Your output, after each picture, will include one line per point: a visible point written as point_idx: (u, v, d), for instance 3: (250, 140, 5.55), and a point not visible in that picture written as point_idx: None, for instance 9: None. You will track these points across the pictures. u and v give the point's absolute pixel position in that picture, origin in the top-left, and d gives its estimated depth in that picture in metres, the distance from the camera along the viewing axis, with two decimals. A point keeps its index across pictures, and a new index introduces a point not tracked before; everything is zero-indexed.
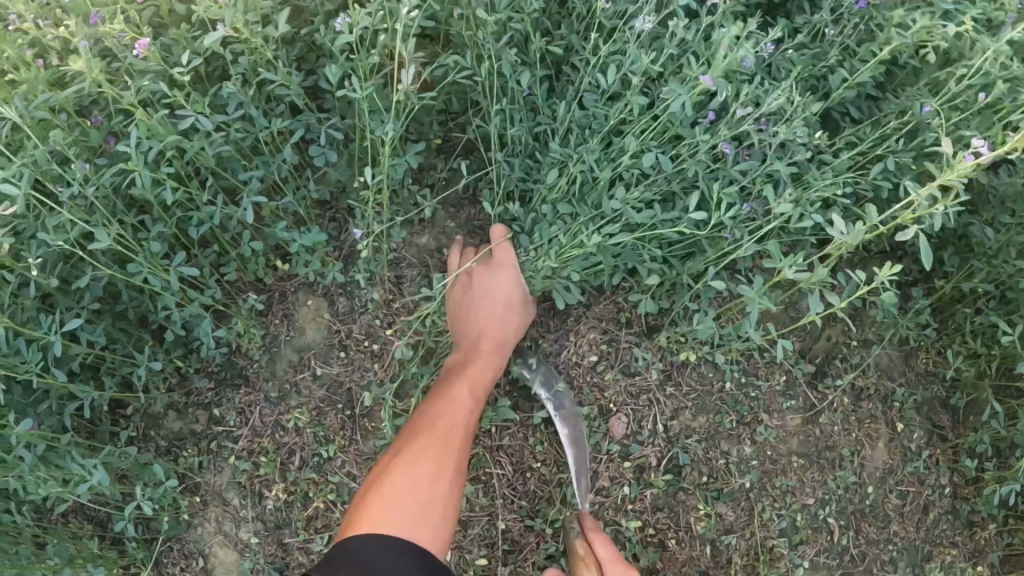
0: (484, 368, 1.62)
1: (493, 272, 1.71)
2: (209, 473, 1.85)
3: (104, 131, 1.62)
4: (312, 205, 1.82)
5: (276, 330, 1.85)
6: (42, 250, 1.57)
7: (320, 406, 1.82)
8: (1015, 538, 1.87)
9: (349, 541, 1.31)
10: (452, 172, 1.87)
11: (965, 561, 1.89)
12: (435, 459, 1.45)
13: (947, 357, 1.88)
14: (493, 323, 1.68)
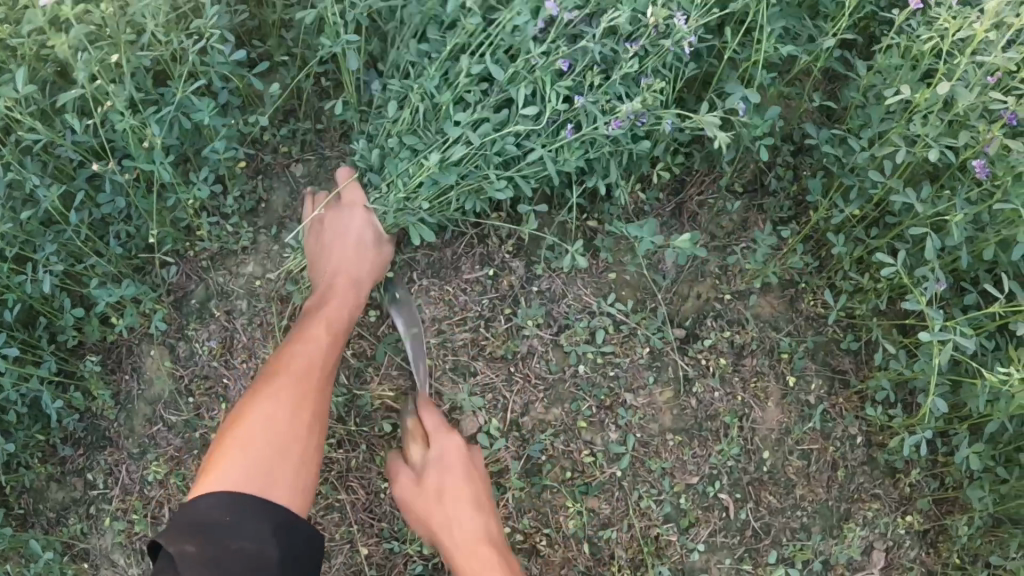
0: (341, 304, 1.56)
1: (346, 212, 1.64)
2: (93, 537, 1.84)
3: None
4: (129, 256, 1.75)
5: (126, 386, 1.82)
6: None
7: (178, 455, 1.79)
8: (944, 480, 1.71)
9: (194, 501, 1.27)
10: (270, 193, 1.81)
11: (890, 512, 1.73)
12: (283, 398, 1.42)
13: (830, 298, 1.70)
14: (349, 265, 1.61)
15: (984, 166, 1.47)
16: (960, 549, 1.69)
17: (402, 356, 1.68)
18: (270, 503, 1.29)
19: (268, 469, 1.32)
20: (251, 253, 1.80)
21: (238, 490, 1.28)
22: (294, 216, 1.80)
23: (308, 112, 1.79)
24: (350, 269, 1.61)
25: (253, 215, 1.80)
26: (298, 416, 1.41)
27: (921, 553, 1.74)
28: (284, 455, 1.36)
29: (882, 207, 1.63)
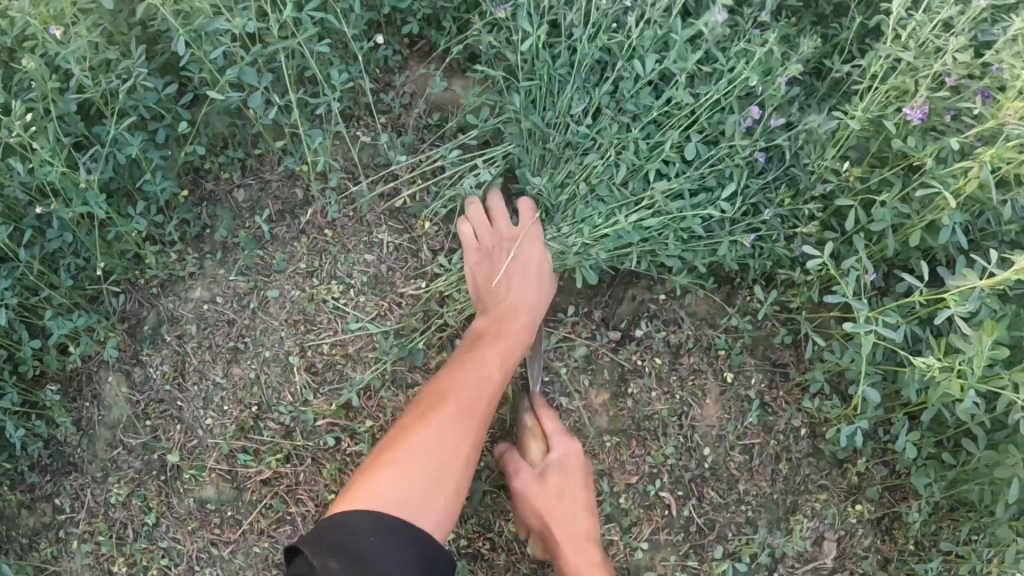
0: (517, 338, 1.61)
1: (528, 244, 1.67)
2: (63, 560, 1.91)
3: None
4: (81, 289, 1.81)
5: (88, 413, 1.89)
6: None
7: (138, 476, 1.84)
8: (891, 469, 1.70)
9: (343, 520, 1.30)
10: (214, 220, 1.86)
11: (840, 503, 1.72)
12: (452, 432, 1.45)
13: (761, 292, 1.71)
14: (526, 293, 1.65)
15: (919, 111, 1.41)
16: (915, 536, 1.68)
17: (346, 371, 1.74)
18: (416, 527, 1.33)
19: (415, 496, 1.36)
20: (198, 275, 1.85)
21: (379, 518, 1.30)
22: (237, 240, 1.85)
23: (243, 139, 1.83)
24: (526, 299, 1.65)
25: (198, 242, 1.86)
26: (466, 439, 1.46)
27: (877, 542, 1.73)
28: (441, 487, 1.39)
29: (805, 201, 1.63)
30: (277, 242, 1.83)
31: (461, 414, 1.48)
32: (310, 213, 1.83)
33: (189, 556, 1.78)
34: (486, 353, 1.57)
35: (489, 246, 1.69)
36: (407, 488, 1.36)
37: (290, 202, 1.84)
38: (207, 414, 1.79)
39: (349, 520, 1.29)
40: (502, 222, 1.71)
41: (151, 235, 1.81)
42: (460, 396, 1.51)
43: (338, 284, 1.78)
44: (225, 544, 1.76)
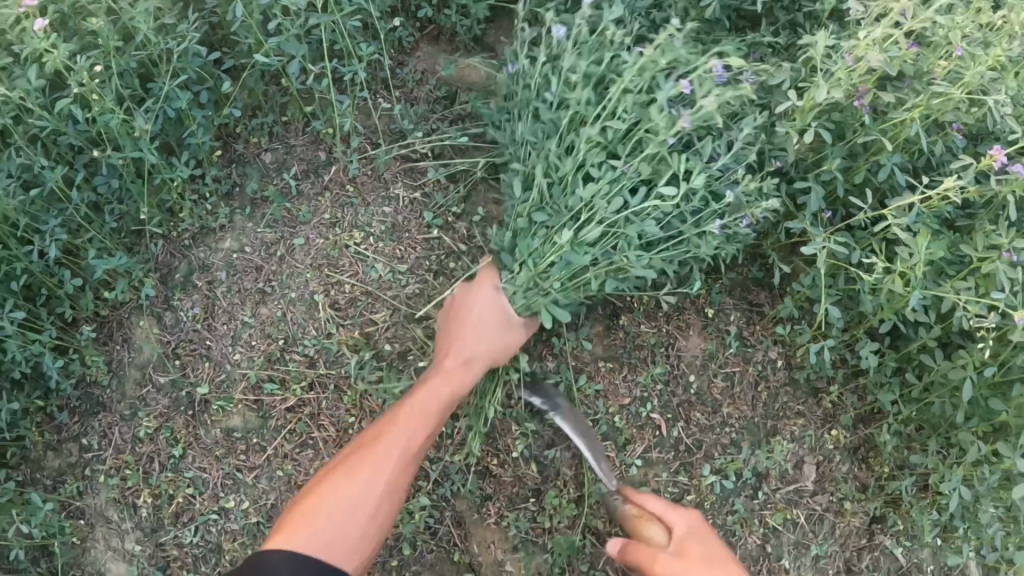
0: (453, 387, 1.64)
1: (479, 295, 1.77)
2: (89, 497, 2.02)
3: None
4: (119, 236, 1.97)
5: (118, 355, 2.02)
6: None
7: (166, 412, 1.98)
8: (862, 397, 1.88)
9: (263, 561, 1.33)
10: (243, 178, 2.04)
11: (817, 429, 1.90)
12: (373, 474, 1.48)
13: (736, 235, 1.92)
14: (475, 341, 1.72)
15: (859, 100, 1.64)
16: (888, 458, 1.85)
17: (365, 308, 1.91)
18: (325, 562, 1.35)
19: (327, 533, 1.38)
20: (229, 226, 2.02)
21: (294, 556, 1.32)
22: (265, 196, 2.02)
23: (272, 106, 2.04)
24: (472, 347, 1.71)
25: (229, 197, 2.04)
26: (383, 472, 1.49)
27: (853, 468, 1.90)
28: (353, 528, 1.41)
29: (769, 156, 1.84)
30: (302, 195, 2.01)
31: (386, 460, 1.51)
32: (333, 170, 2.01)
33: (215, 483, 1.91)
34: (424, 399, 1.61)
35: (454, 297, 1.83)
36: (334, 528, 1.39)
37: (313, 162, 2.03)
38: (236, 350, 1.95)
39: (270, 557, 1.32)
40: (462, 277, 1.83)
41: (187, 188, 1.98)
42: (392, 442, 1.54)
43: (359, 232, 1.96)
44: (251, 470, 1.90)
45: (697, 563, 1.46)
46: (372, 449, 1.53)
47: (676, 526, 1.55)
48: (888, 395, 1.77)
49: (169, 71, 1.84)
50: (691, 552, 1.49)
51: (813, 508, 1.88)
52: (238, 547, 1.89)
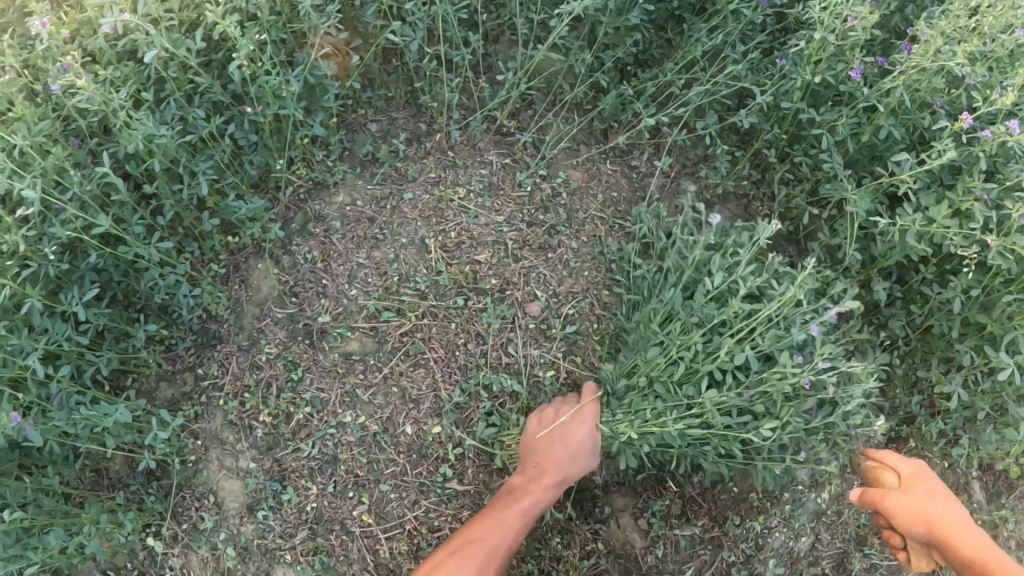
0: (536, 502, 1.93)
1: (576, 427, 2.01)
2: (205, 420, 2.21)
3: (83, 148, 1.96)
4: (248, 186, 2.23)
5: (236, 293, 2.25)
6: (56, 245, 1.92)
7: (286, 341, 2.22)
8: (877, 330, 2.31)
9: None
10: (354, 142, 2.33)
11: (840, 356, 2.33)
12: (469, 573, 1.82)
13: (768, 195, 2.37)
14: (562, 464, 1.97)
15: (858, 73, 2.04)
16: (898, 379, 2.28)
17: (467, 251, 2.26)
18: None
19: None
20: (342, 182, 2.31)
21: None
22: (374, 158, 2.33)
23: (382, 80, 2.34)
24: (560, 466, 1.97)
25: (342, 157, 2.32)
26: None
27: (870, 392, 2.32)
28: None
29: (798, 132, 2.27)
30: (407, 158, 2.33)
31: (482, 561, 1.84)
32: (435, 139, 2.35)
33: (334, 401, 2.18)
34: (516, 512, 1.91)
35: (546, 412, 2.07)
36: None
37: (417, 131, 2.36)
38: (352, 286, 2.24)
39: None
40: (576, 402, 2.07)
41: (309, 147, 2.26)
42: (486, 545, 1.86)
43: (461, 189, 2.31)
44: (367, 388, 2.19)
45: (917, 495, 1.84)
46: (473, 546, 1.86)
47: (904, 469, 1.91)
48: (901, 322, 2.21)
49: (312, 45, 2.10)
50: (915, 487, 1.86)
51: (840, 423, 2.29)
52: (355, 456, 2.15)
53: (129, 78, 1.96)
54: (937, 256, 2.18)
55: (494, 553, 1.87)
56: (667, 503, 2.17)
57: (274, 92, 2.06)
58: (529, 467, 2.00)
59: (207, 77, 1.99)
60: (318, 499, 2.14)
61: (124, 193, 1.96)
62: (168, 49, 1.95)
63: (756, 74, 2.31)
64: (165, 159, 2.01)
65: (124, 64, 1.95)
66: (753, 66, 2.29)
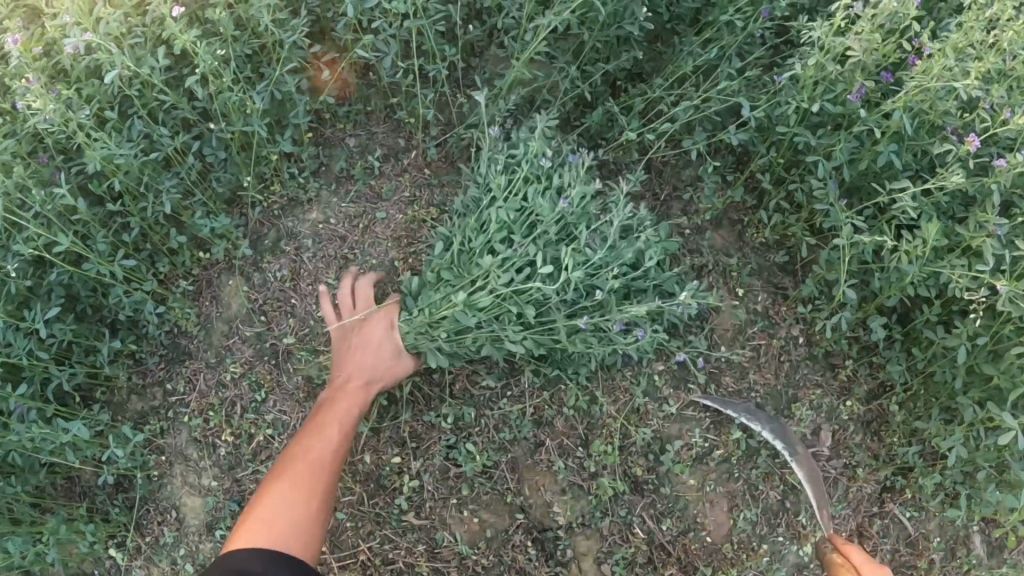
0: (350, 405, 1.91)
1: (373, 328, 2.00)
2: (170, 436, 2.20)
3: (49, 165, 2.00)
4: (219, 202, 2.20)
5: (206, 309, 2.23)
6: (20, 262, 1.95)
7: (251, 360, 2.20)
8: (877, 372, 2.13)
9: (225, 558, 1.56)
10: (328, 157, 2.27)
11: (836, 399, 2.14)
12: (296, 485, 1.74)
13: (765, 222, 2.16)
14: (364, 365, 1.97)
15: (858, 95, 1.85)
16: (895, 427, 2.10)
17: None
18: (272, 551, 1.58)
19: (276, 539, 1.63)
20: (314, 197, 2.25)
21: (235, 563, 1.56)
22: (349, 174, 2.26)
23: (359, 95, 2.28)
24: (364, 365, 1.96)
25: (316, 173, 2.27)
26: (308, 491, 1.74)
27: (866, 439, 2.14)
28: (300, 540, 1.66)
29: (796, 155, 2.06)
30: (381, 175, 2.26)
31: (308, 468, 1.78)
32: (412, 156, 2.27)
33: (295, 424, 2.16)
34: (331, 419, 1.88)
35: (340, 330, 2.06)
36: (288, 517, 1.67)
37: (395, 147, 2.28)
38: (320, 308, 2.20)
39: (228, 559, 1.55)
40: (364, 306, 2.08)
41: (281, 163, 2.21)
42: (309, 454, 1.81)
43: (435, 209, 2.23)
44: (328, 412, 2.16)
45: None
46: (293, 460, 1.80)
47: None
48: (898, 366, 2.03)
49: (278, 60, 2.05)
50: None
51: (829, 470, 2.13)
52: None
53: (93, 98, 1.96)
54: (942, 296, 1.98)
55: (320, 458, 1.81)
56: (632, 550, 2.05)
57: (239, 110, 2.02)
58: (335, 381, 1.98)
59: (171, 95, 1.97)
60: None
61: (84, 211, 1.97)
62: (130, 69, 1.94)
63: (751, 89, 2.09)
64: (128, 176, 1.99)
65: (88, 82, 1.95)
66: (749, 81, 2.08)
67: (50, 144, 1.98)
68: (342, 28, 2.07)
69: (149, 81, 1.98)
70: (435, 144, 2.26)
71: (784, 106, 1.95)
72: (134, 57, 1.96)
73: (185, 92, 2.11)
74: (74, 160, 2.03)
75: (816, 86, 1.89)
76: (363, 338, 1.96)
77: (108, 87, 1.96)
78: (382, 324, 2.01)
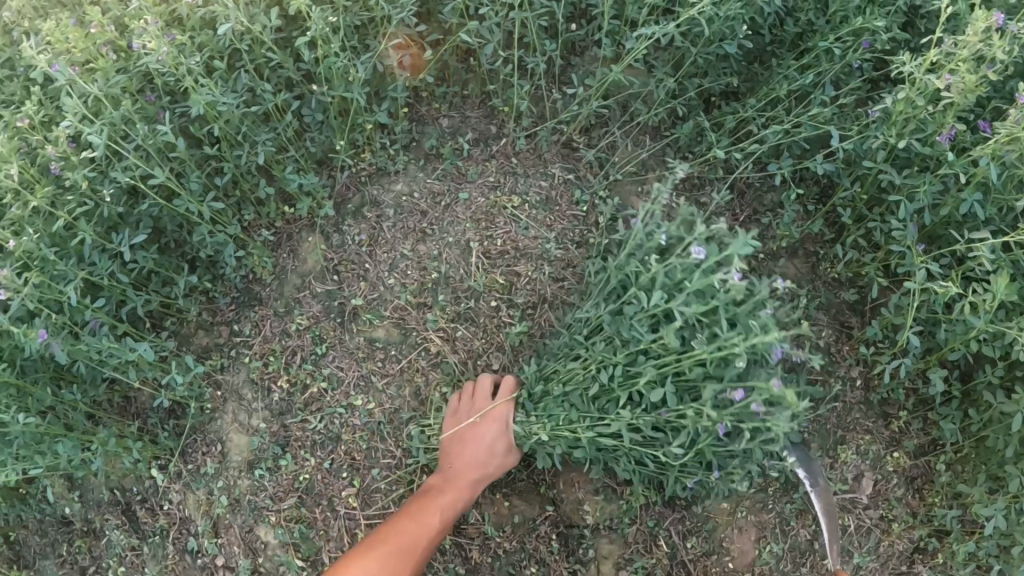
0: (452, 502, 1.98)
1: (490, 423, 2.03)
2: (229, 374, 2.29)
3: (155, 105, 2.12)
4: (310, 162, 2.29)
5: (283, 260, 2.32)
6: (115, 188, 2.06)
7: (318, 315, 2.28)
8: (929, 429, 2.12)
9: None
10: (420, 135, 2.35)
11: (882, 449, 2.14)
12: (385, 563, 1.84)
13: (841, 259, 2.18)
14: (475, 464, 2.01)
15: (948, 137, 1.85)
16: (938, 488, 2.08)
17: (511, 263, 2.25)
18: None
19: None
20: (403, 170, 2.33)
21: None
22: (438, 153, 2.34)
23: (459, 80, 2.36)
24: (475, 464, 2.01)
25: (407, 149, 2.35)
26: (391, 571, 1.84)
27: (907, 495, 2.13)
28: None
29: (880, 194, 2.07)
30: (468, 159, 2.34)
31: (399, 551, 1.87)
32: (501, 144, 2.34)
33: (349, 381, 2.23)
34: (432, 508, 1.96)
35: (457, 409, 2.10)
36: None
37: (485, 133, 2.36)
38: (391, 275, 2.27)
39: None
40: (481, 392, 2.09)
41: (374, 133, 2.30)
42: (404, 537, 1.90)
43: (517, 198, 2.29)
44: (382, 376, 2.22)
45: None
46: (389, 540, 1.89)
47: None
48: (952, 426, 2.02)
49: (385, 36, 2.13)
50: None
51: (864, 519, 2.12)
52: (356, 439, 2.20)
53: (206, 46, 2.06)
54: (1007, 360, 1.96)
55: (411, 547, 1.89)
56: (653, 561, 2.08)
57: (340, 78, 2.10)
58: (445, 467, 2.04)
59: (278, 54, 2.07)
60: (313, 472, 2.20)
61: (184, 151, 2.07)
62: (245, 23, 2.03)
63: (842, 121, 2.09)
64: (228, 125, 2.09)
65: (203, 31, 2.06)
66: (841, 114, 2.09)
67: (160, 84, 2.09)
68: (448, 12, 2.15)
69: (261, 38, 2.07)
70: (525, 137, 2.32)
71: (873, 146, 1.96)
72: (250, 12, 2.06)
73: (293, 53, 2.21)
74: (179, 103, 2.15)
75: (907, 133, 1.89)
76: (478, 436, 2.00)
77: (222, 37, 2.06)
78: (498, 423, 2.02)
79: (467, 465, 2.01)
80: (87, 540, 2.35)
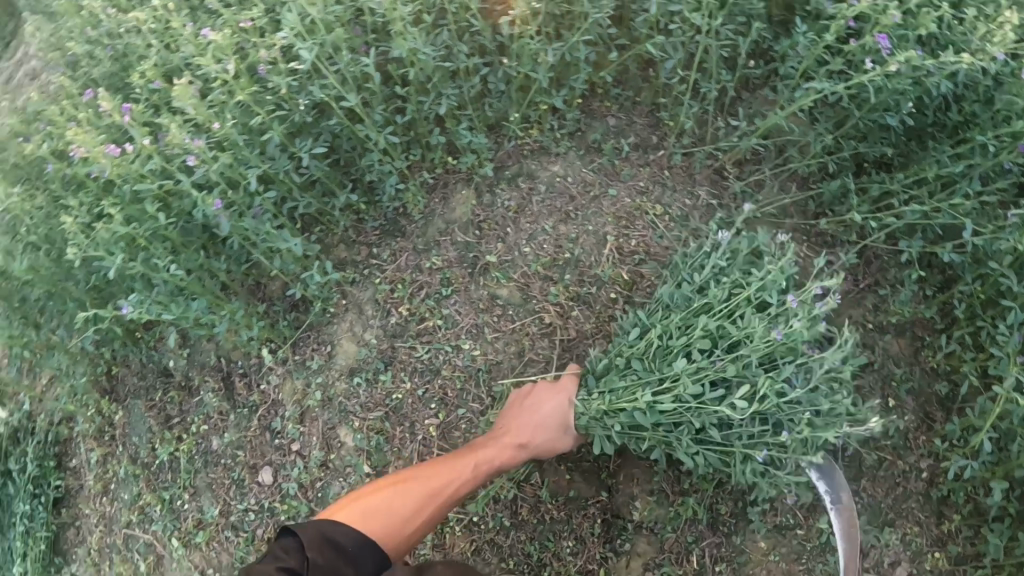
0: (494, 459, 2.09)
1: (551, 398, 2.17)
2: (356, 288, 2.51)
3: (361, 37, 2.31)
4: (482, 123, 2.48)
5: (434, 205, 2.52)
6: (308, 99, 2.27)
7: (452, 261, 2.48)
8: (979, 539, 2.19)
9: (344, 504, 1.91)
10: (587, 128, 2.52)
11: (926, 545, 2.22)
12: (409, 494, 1.95)
13: (944, 352, 2.27)
14: (528, 430, 2.13)
15: None
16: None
17: (636, 264, 2.40)
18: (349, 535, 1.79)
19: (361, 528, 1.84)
20: (562, 155, 2.51)
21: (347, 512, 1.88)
22: (599, 147, 2.51)
23: (637, 89, 2.51)
24: (527, 431, 2.13)
25: (572, 137, 2.52)
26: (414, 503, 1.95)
27: None
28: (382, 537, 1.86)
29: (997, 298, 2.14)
30: (624, 161, 2.49)
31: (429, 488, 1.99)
32: (658, 155, 2.49)
33: (463, 326, 2.42)
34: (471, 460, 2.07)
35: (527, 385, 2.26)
36: (382, 517, 1.88)
37: (647, 141, 2.51)
38: (527, 245, 2.46)
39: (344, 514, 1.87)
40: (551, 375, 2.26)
41: (546, 114, 2.47)
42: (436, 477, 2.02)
43: (660, 208, 2.44)
44: (494, 331, 2.41)
45: None
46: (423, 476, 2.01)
47: None
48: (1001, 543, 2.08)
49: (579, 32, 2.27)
50: None
51: None
52: (454, 377, 2.40)
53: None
54: None
55: (441, 487, 2.00)
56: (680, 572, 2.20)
57: (530, 57, 2.26)
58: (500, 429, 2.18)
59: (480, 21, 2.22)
60: (406, 395, 2.41)
61: (377, 85, 2.27)
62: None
63: (980, 216, 2.16)
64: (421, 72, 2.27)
65: None
66: (980, 210, 2.15)
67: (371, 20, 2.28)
68: (643, 25, 2.27)
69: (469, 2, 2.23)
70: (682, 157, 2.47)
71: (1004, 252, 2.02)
72: None
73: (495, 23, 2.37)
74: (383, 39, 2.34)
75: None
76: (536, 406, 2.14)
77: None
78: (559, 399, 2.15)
79: (518, 429, 2.14)
80: (180, 394, 2.59)
